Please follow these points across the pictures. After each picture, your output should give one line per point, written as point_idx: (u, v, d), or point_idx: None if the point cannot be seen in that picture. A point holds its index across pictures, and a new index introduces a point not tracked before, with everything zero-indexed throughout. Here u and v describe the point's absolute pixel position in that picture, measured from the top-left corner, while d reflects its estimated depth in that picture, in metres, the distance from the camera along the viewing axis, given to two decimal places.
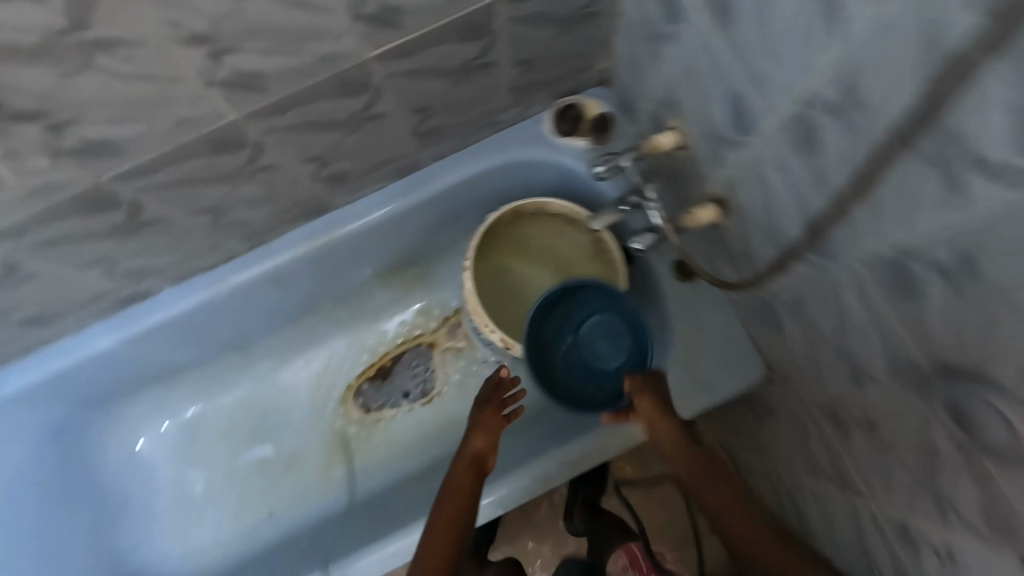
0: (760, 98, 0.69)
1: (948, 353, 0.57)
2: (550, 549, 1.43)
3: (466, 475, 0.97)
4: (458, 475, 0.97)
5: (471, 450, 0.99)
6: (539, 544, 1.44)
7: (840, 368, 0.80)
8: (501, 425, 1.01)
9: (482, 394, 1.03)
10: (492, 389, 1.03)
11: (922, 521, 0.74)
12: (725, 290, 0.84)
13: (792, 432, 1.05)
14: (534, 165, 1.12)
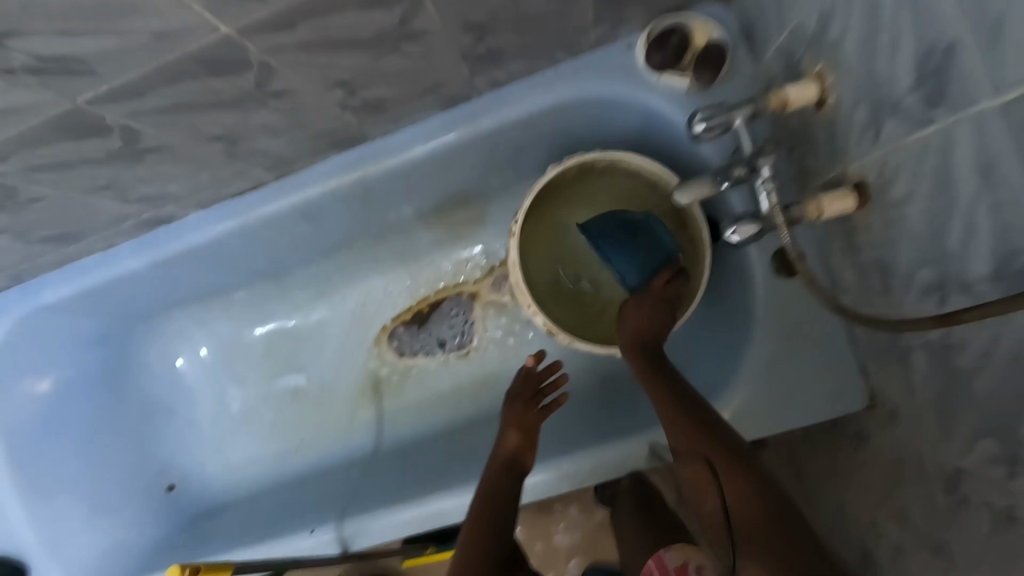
0: (981, 57, 0.44)
1: None
2: (578, 511, 1.33)
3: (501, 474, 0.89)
4: (493, 473, 0.89)
5: (502, 446, 0.91)
6: (566, 506, 1.34)
7: (986, 440, 0.60)
8: (534, 420, 0.94)
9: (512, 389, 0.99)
10: (522, 382, 0.99)
11: None
12: (849, 318, 0.63)
13: (884, 472, 0.87)
14: (615, 105, 0.89)
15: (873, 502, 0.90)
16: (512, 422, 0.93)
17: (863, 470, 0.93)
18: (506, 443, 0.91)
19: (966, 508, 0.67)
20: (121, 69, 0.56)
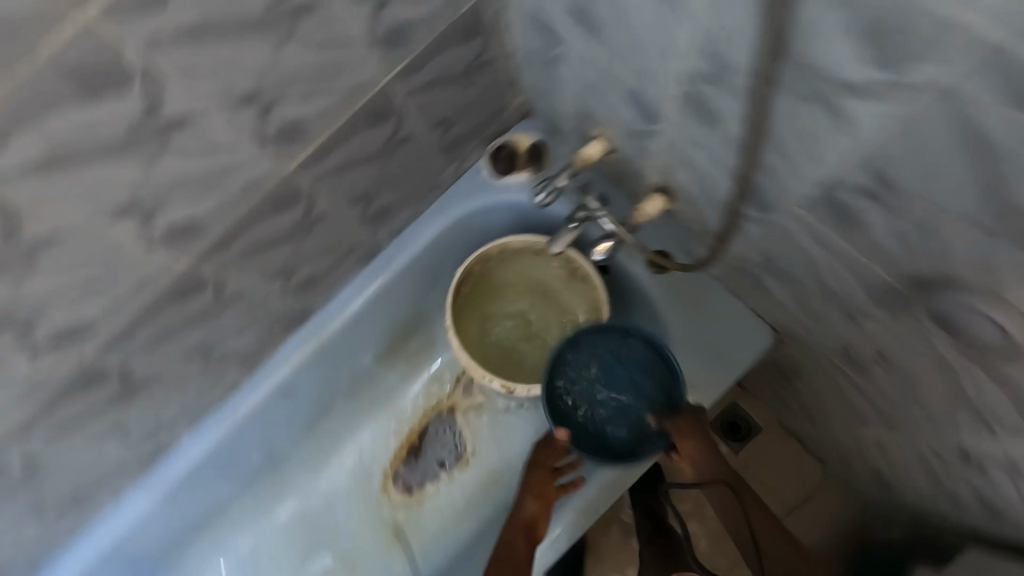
0: (651, 88, 0.70)
1: (910, 267, 0.56)
2: None
3: (521, 538, 0.99)
4: (512, 537, 1.00)
5: (524, 512, 1.01)
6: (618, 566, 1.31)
7: (832, 310, 0.78)
8: (551, 489, 1.01)
9: (538, 455, 1.07)
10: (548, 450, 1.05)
11: (974, 435, 0.70)
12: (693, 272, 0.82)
13: (823, 386, 1.00)
14: (487, 211, 1.14)
15: (845, 417, 1.02)
16: (532, 490, 1.02)
17: (818, 396, 1.06)
18: (525, 508, 1.01)
19: (867, 371, 0.82)
20: (113, 319, 0.74)
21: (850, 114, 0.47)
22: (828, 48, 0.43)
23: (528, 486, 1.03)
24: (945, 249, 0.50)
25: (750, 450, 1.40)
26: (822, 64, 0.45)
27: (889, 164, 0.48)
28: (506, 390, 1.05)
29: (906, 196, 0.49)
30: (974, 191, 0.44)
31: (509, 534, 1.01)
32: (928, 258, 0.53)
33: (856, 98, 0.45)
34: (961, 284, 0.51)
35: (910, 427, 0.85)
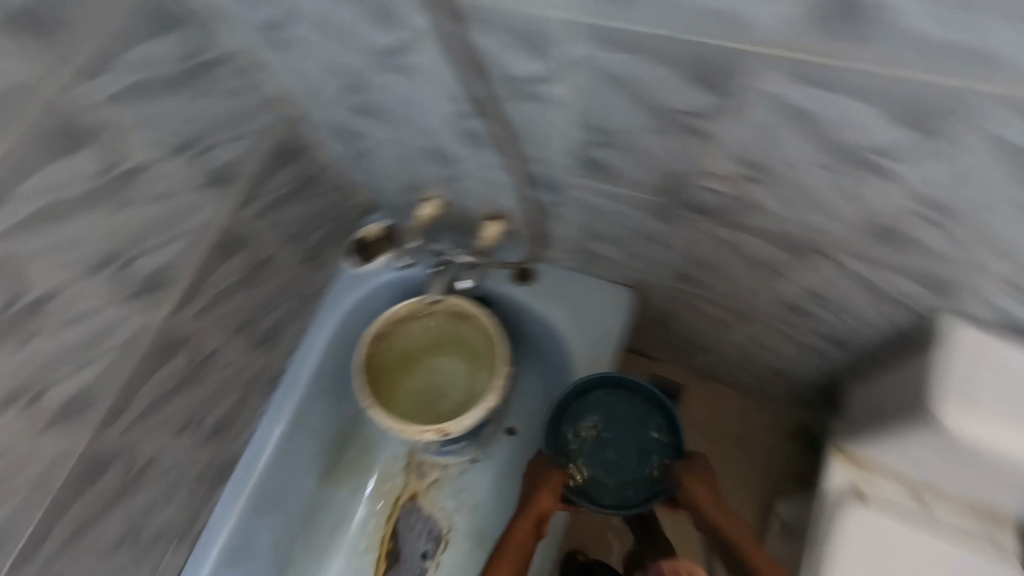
0: (435, 141, 0.90)
1: (652, 181, 0.76)
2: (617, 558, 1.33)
3: (527, 536, 0.97)
4: (522, 533, 0.96)
5: (538, 509, 0.97)
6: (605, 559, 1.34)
7: (646, 245, 0.97)
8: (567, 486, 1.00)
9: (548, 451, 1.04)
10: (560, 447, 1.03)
11: (778, 283, 0.90)
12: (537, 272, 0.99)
13: (695, 314, 1.18)
14: (367, 300, 1.24)
15: (725, 330, 1.20)
16: (551, 487, 0.98)
17: (699, 326, 1.23)
18: (539, 503, 0.97)
19: (697, 279, 1.02)
20: (23, 525, 0.73)
21: (548, 99, 0.68)
22: (506, 63, 0.64)
23: (551, 484, 0.98)
24: (655, 158, 0.71)
25: (691, 410, 1.53)
26: (511, 75, 0.65)
27: (589, 119, 0.69)
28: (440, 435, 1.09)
29: (614, 134, 0.69)
30: (638, 113, 0.64)
31: (515, 532, 0.97)
32: (655, 168, 0.73)
33: (543, 86, 0.66)
34: (680, 175, 0.72)
35: (757, 308, 1.03)
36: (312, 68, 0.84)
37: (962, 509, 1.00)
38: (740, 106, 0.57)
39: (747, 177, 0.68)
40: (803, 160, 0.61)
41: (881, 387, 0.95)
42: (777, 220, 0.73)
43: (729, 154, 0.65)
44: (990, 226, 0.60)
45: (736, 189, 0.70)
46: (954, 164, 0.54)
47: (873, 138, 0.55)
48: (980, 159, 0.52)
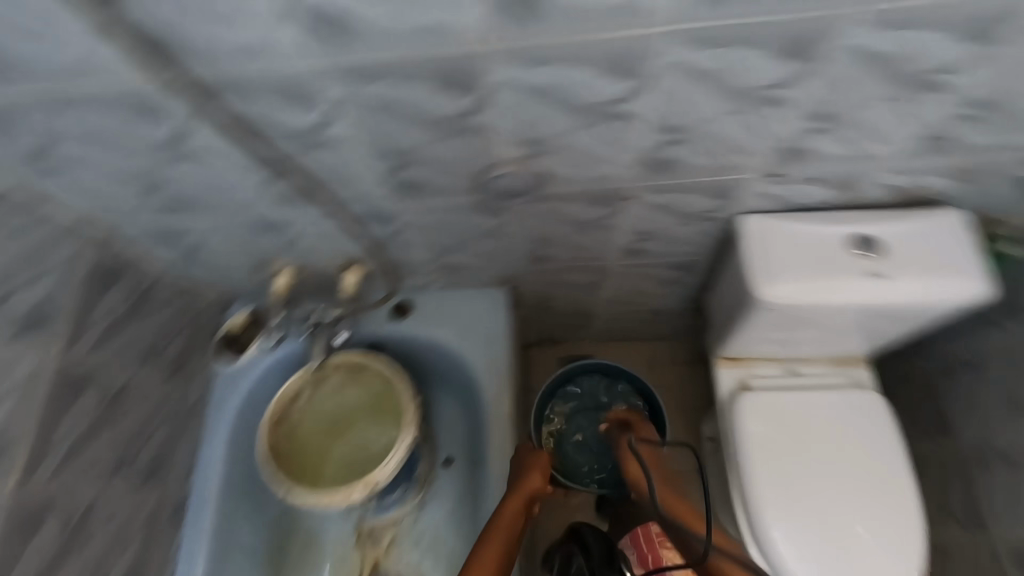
0: (257, 213, 0.91)
1: (462, 184, 0.84)
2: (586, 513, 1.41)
3: (516, 514, 0.98)
4: (516, 508, 0.98)
5: (527, 489, 1.00)
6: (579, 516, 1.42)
7: (491, 242, 1.05)
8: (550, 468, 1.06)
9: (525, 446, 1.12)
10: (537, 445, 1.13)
11: (608, 234, 1.02)
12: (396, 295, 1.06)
13: (566, 287, 1.28)
14: (254, 392, 1.20)
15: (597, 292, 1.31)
16: (537, 464, 1.04)
17: (575, 296, 1.34)
18: (529, 479, 1.01)
19: (548, 256, 1.11)
20: None
21: (336, 141, 0.73)
22: (281, 121, 0.68)
23: (538, 464, 1.04)
24: (452, 163, 0.78)
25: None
26: (293, 130, 0.70)
27: (380, 147, 0.74)
28: (370, 490, 1.04)
29: (408, 153, 0.76)
30: (416, 129, 0.71)
31: (500, 516, 0.97)
32: (458, 171, 0.80)
33: (326, 131, 0.71)
34: (480, 170, 0.80)
35: (609, 262, 1.15)
36: (100, 183, 0.82)
37: (824, 366, 1.18)
38: (491, 97, 0.66)
39: (533, 154, 0.77)
40: (563, 126, 0.72)
41: (723, 291, 1.10)
42: (574, 181, 0.84)
43: (506, 140, 0.74)
44: (718, 131, 0.74)
45: (530, 167, 0.80)
46: (665, 93, 0.66)
47: (599, 92, 0.66)
48: (679, 83, 0.65)
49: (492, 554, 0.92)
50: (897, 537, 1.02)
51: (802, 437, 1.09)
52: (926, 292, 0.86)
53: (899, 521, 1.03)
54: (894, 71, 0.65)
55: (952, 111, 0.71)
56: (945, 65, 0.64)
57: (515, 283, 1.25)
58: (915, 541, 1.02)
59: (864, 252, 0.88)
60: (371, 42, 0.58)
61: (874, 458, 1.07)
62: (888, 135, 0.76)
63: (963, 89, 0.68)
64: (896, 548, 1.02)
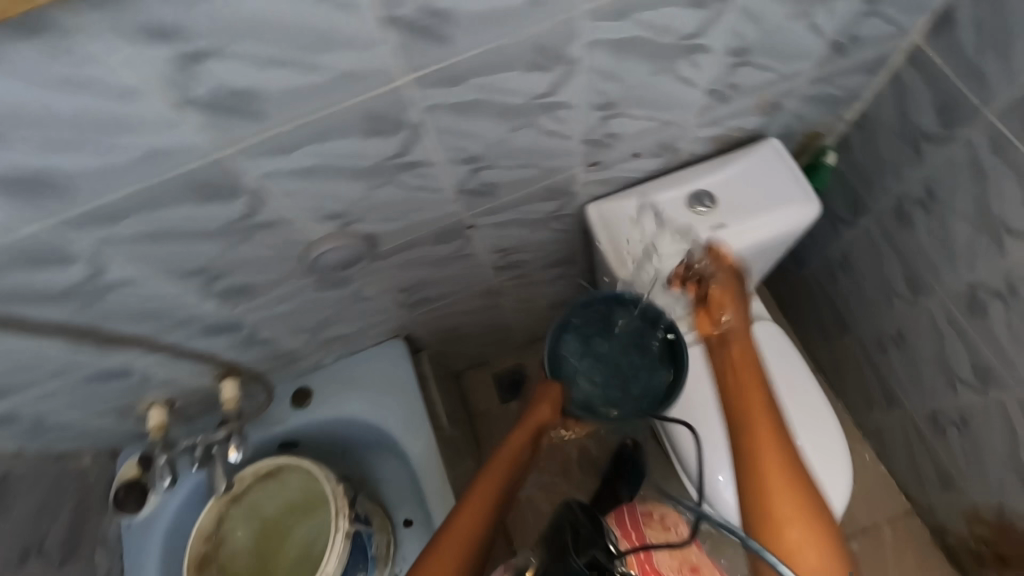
0: (86, 369, 0.82)
1: (290, 273, 0.79)
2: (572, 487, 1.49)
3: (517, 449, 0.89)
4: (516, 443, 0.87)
5: (535, 422, 0.86)
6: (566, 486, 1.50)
7: (359, 306, 1.01)
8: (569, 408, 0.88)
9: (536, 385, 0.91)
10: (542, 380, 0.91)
11: (470, 261, 1.00)
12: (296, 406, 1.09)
13: (462, 315, 1.25)
14: (171, 536, 1.11)
15: (495, 309, 1.29)
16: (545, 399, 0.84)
17: (475, 319, 1.31)
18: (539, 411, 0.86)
19: (425, 297, 1.08)
20: None
21: (124, 283, 0.66)
22: (43, 287, 0.61)
23: (549, 398, 0.84)
24: (266, 259, 0.74)
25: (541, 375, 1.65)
26: (62, 291, 0.62)
27: (178, 270, 0.69)
28: None
29: (212, 265, 0.70)
30: (206, 243, 0.65)
31: (492, 467, 0.86)
32: (278, 262, 0.75)
33: (105, 279, 0.64)
34: (300, 255, 0.76)
35: (490, 282, 1.13)
36: None
37: None
38: (266, 193, 0.62)
39: (346, 223, 0.73)
40: (360, 192, 0.68)
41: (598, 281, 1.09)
42: (403, 232, 0.81)
43: (307, 222, 0.70)
44: (517, 146, 0.73)
45: (352, 234, 0.76)
46: (443, 131, 0.64)
47: (376, 153, 0.63)
48: (452, 121, 0.63)
49: (475, 504, 0.81)
50: (827, 455, 1.07)
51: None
52: (768, 225, 0.89)
53: (825, 437, 1.08)
54: (652, 49, 0.65)
55: (723, 62, 0.73)
56: (693, 30, 0.65)
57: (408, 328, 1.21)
58: (842, 450, 1.08)
59: (698, 207, 0.91)
60: (93, 185, 0.52)
61: (788, 388, 1.11)
62: (678, 99, 0.77)
63: (722, 44, 0.70)
64: (829, 464, 1.07)
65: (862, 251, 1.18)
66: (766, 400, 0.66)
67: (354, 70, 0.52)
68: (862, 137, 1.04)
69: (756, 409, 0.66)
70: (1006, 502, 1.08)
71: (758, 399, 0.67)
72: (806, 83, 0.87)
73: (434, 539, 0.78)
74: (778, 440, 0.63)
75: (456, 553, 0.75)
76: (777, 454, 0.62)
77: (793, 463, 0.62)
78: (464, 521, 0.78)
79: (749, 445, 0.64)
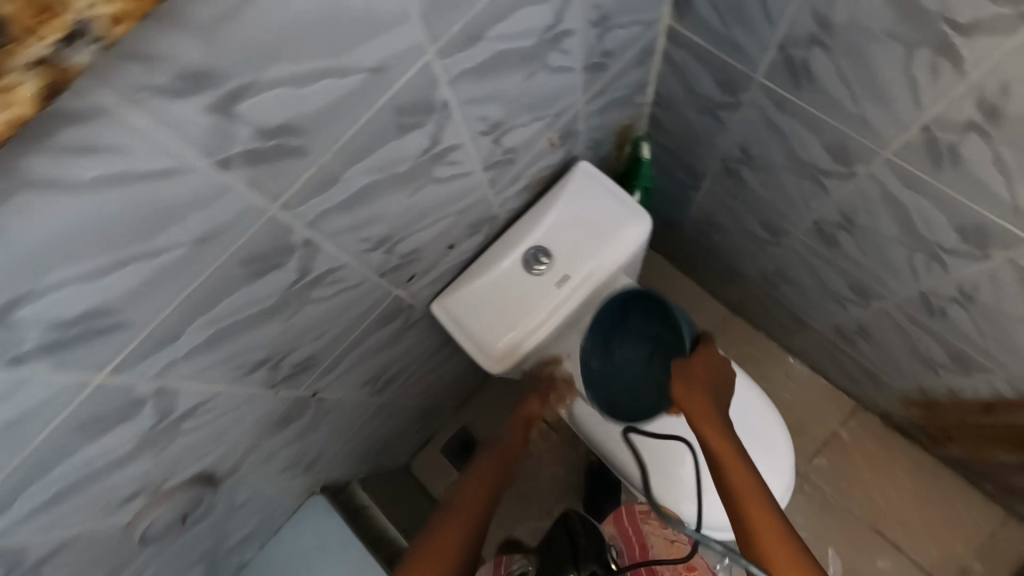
0: None
1: (126, 552, 0.67)
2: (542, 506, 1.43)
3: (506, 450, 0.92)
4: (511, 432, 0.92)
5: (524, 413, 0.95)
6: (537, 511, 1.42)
7: (244, 508, 0.89)
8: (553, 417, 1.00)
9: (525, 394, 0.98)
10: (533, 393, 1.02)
11: (338, 407, 0.91)
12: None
13: (369, 439, 1.15)
14: None
15: (402, 413, 1.20)
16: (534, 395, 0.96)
17: (390, 431, 1.22)
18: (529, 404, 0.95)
19: (314, 454, 0.98)
20: None
21: None
22: None
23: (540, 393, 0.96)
24: (83, 567, 0.62)
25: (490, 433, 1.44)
26: None
27: None
28: None
29: None
30: None
31: (467, 488, 0.81)
32: (101, 559, 0.64)
33: None
34: (125, 538, 0.64)
35: (377, 405, 1.03)
36: None
37: None
38: (18, 542, 0.50)
39: (156, 488, 0.62)
40: (144, 464, 0.57)
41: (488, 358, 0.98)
42: (234, 446, 0.71)
43: (103, 518, 0.58)
44: (304, 322, 0.63)
45: (172, 490, 0.65)
46: (200, 371, 0.54)
47: (131, 433, 0.52)
48: (203, 359, 0.53)
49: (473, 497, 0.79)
50: (771, 450, 1.07)
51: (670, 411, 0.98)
52: (613, 254, 0.87)
53: (765, 428, 1.08)
54: (392, 181, 0.57)
55: (483, 143, 0.66)
56: (428, 144, 0.57)
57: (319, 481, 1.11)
58: (781, 428, 1.09)
59: (537, 263, 0.86)
60: None
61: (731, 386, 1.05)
62: (458, 191, 0.70)
63: (469, 133, 0.63)
64: (773, 451, 1.07)
65: (714, 209, 1.16)
66: (761, 495, 0.71)
67: (21, 414, 0.40)
68: (666, 115, 1.01)
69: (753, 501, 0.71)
70: (924, 384, 1.12)
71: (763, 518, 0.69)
72: (585, 104, 0.83)
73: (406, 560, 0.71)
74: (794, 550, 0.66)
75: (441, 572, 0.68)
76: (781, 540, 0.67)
77: (808, 563, 0.65)
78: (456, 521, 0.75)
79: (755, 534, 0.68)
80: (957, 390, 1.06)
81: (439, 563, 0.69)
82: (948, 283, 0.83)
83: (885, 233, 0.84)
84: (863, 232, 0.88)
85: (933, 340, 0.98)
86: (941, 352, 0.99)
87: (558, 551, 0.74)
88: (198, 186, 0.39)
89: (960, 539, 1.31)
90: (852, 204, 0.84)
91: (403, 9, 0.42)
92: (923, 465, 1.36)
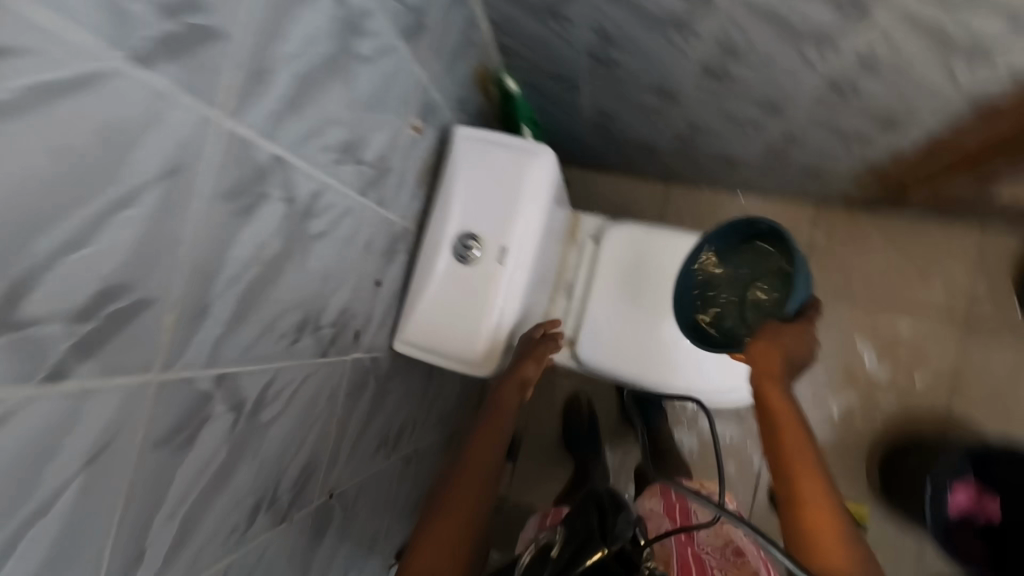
0: None
1: None
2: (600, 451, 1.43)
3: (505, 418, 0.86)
4: (507, 404, 0.86)
5: (519, 376, 0.87)
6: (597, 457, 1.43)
7: None
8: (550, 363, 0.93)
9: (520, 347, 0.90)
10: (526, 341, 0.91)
11: (364, 486, 0.86)
12: None
13: (414, 489, 1.11)
14: None
15: (431, 448, 1.17)
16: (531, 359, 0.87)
17: (430, 468, 1.19)
18: (528, 370, 0.87)
19: (370, 537, 0.94)
20: None
21: None
22: None
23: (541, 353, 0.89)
24: None
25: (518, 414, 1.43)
26: None
27: None
28: None
29: None
30: None
31: (462, 471, 0.78)
32: None
33: None
34: None
35: (400, 459, 0.99)
36: None
37: (572, 253, 1.06)
38: None
39: None
40: None
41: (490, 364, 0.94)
42: None
43: None
44: (275, 444, 0.57)
45: None
46: (194, 564, 0.48)
47: None
48: (189, 550, 0.47)
49: (471, 472, 0.77)
50: None
51: (660, 314, 0.97)
52: (534, 202, 0.81)
53: None
54: (272, 265, 0.50)
55: (344, 171, 0.59)
56: (286, 207, 0.50)
57: (392, 552, 1.08)
58: None
59: (468, 251, 0.81)
60: None
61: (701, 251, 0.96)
62: (349, 229, 0.63)
63: (323, 171, 0.55)
64: None
65: (603, 102, 1.11)
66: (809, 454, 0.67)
67: None
68: (511, 38, 0.94)
69: (797, 457, 0.67)
70: (865, 157, 1.13)
71: (818, 502, 0.64)
72: (426, 73, 0.75)
73: (416, 545, 0.69)
74: (844, 548, 0.60)
75: (445, 557, 0.67)
76: (821, 505, 0.64)
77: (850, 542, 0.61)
78: (451, 501, 0.74)
79: (795, 493, 0.65)
80: (896, 148, 1.06)
81: (444, 554, 0.67)
82: (846, 59, 0.81)
83: (769, 43, 0.80)
84: (747, 53, 0.84)
85: (854, 115, 0.97)
86: (867, 122, 0.99)
87: (588, 526, 0.57)
88: (44, 414, 0.32)
89: (957, 270, 1.37)
90: (726, 32, 0.80)
91: (151, 92, 0.34)
92: (898, 225, 1.40)
